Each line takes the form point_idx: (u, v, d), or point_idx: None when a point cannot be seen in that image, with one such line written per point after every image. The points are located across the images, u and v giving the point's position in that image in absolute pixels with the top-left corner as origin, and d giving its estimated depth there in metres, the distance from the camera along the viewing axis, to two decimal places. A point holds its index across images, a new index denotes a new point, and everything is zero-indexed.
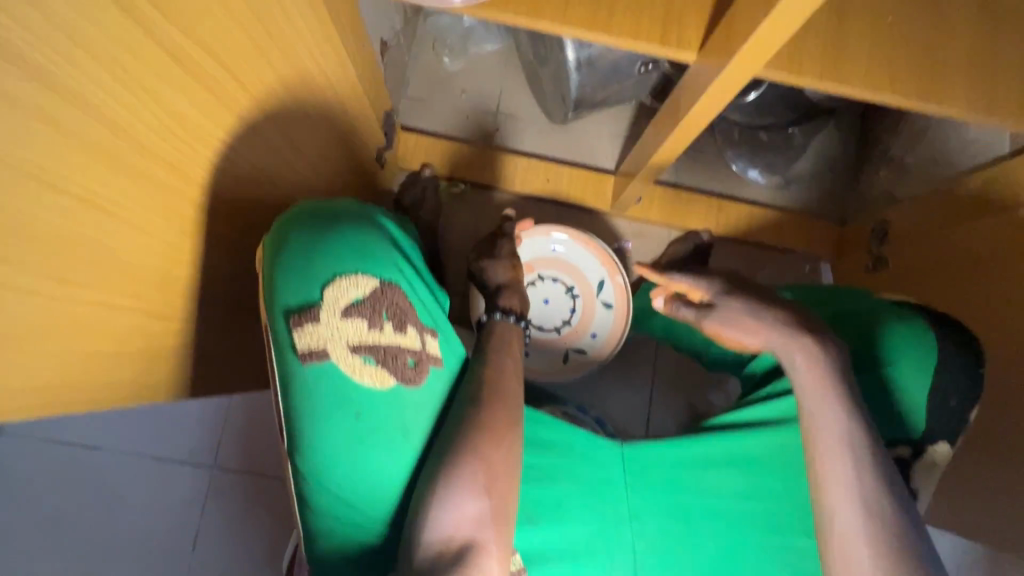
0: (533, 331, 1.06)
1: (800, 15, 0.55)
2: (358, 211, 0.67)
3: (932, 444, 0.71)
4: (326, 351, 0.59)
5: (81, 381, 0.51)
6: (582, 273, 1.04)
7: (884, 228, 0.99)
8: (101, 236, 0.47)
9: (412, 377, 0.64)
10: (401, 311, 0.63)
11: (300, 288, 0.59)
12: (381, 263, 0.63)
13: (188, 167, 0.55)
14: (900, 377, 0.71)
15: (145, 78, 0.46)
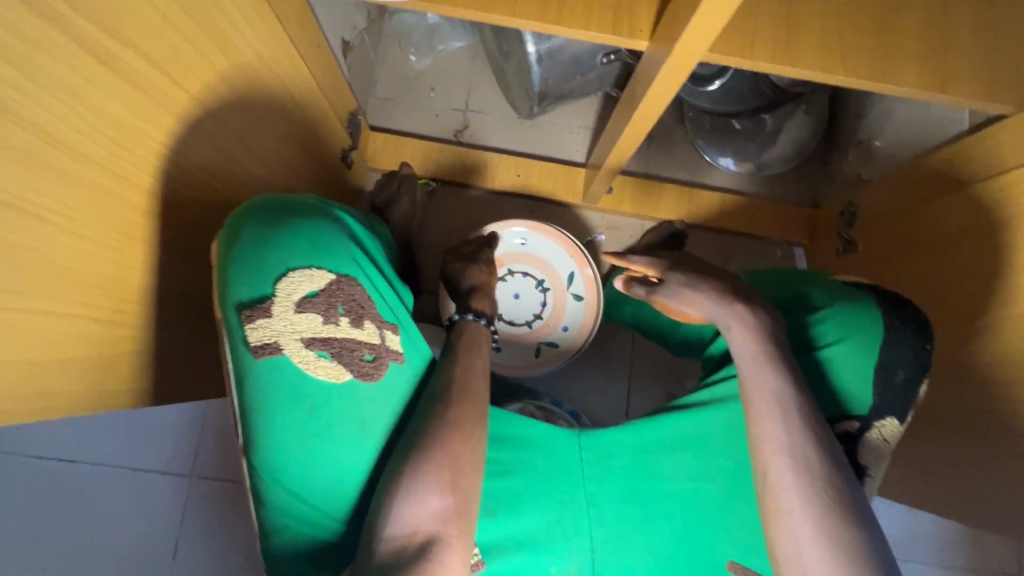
0: (502, 326, 0.93)
1: (728, 8, 0.51)
2: (316, 205, 0.60)
3: (879, 420, 0.61)
4: (279, 345, 0.53)
5: (24, 393, 0.45)
6: (553, 264, 0.93)
7: (852, 211, 0.99)
8: (20, 254, 0.41)
9: (370, 375, 0.57)
10: (359, 304, 0.56)
11: (247, 280, 0.53)
12: (333, 253, 0.56)
13: (133, 171, 0.49)
14: (836, 349, 0.62)
15: (57, 74, 0.39)
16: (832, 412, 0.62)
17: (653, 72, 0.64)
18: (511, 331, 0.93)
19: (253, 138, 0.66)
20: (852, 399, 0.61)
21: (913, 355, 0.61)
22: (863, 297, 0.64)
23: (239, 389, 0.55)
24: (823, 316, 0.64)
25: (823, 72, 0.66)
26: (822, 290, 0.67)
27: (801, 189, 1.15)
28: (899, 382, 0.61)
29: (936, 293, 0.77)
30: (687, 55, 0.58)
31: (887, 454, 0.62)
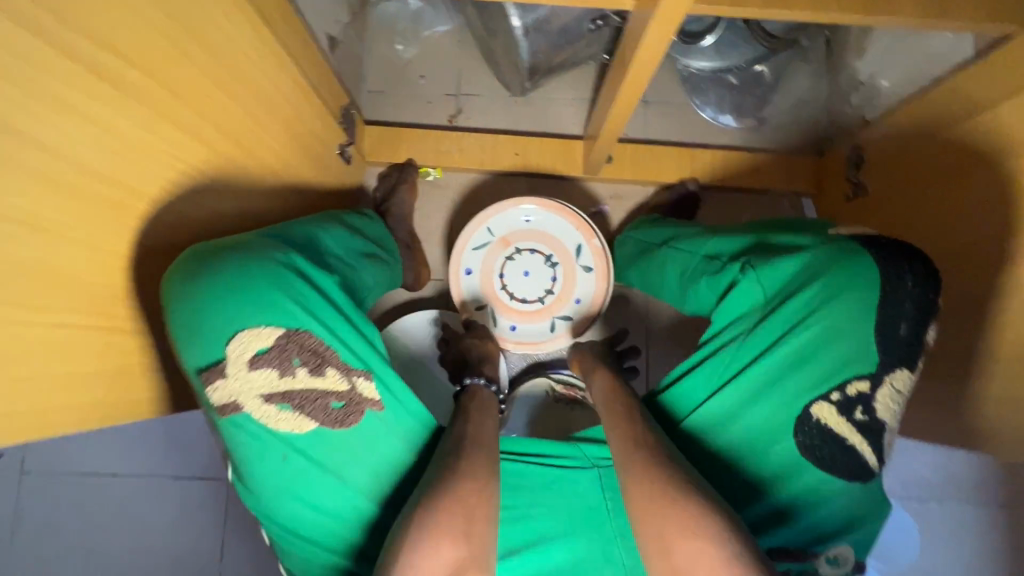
0: (516, 304, 0.94)
1: None
2: (251, 249, 0.60)
3: (890, 374, 0.59)
4: (238, 403, 0.57)
5: (55, 405, 0.47)
6: (560, 237, 0.93)
7: (858, 153, 0.97)
8: (38, 268, 0.42)
9: (341, 422, 0.59)
10: (317, 352, 0.58)
11: (199, 346, 0.56)
12: (280, 306, 0.57)
13: (139, 183, 0.50)
14: (840, 315, 0.59)
15: (61, 94, 0.40)
16: (835, 382, 0.59)
17: (642, 31, 0.63)
18: (524, 308, 0.93)
19: (253, 142, 0.67)
20: (857, 361, 0.59)
21: (917, 300, 0.59)
22: (851, 246, 0.62)
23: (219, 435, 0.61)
24: (825, 280, 0.61)
25: (815, 11, 0.65)
26: (823, 251, 0.63)
27: (803, 138, 1.13)
28: (903, 335, 0.59)
29: (948, 227, 0.76)
30: (674, 11, 0.58)
31: (906, 403, 0.61)
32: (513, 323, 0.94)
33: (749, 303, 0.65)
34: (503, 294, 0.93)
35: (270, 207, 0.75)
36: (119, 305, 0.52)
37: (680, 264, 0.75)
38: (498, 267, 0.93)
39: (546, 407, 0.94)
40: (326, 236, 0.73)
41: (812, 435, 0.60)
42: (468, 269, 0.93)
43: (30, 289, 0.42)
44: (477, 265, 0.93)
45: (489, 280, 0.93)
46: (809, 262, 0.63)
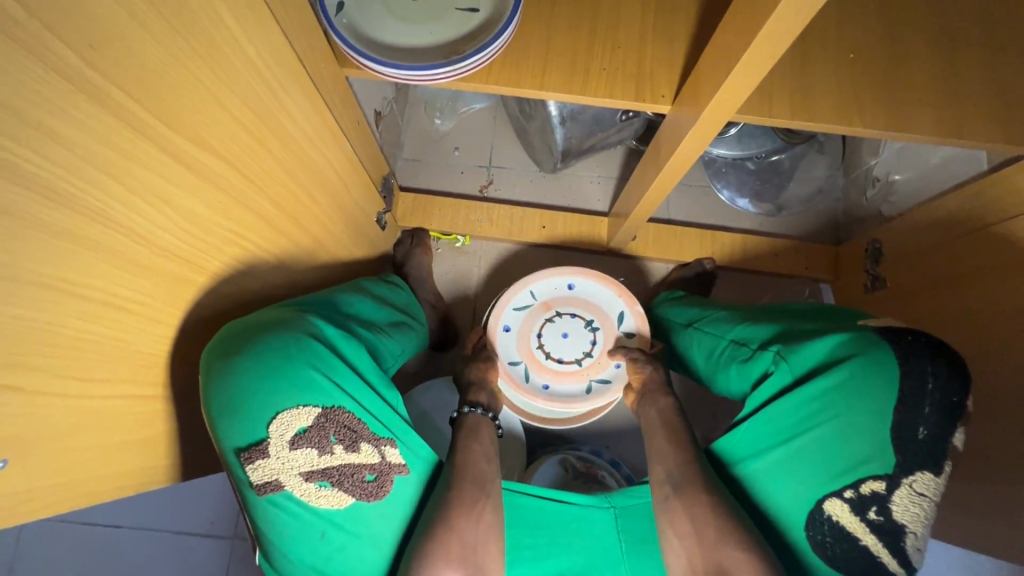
0: (552, 366, 0.86)
1: (749, 82, 0.54)
2: (277, 320, 0.62)
3: (910, 475, 0.55)
4: (279, 482, 0.58)
5: (96, 474, 0.47)
6: (604, 303, 0.88)
7: (876, 247, 1.00)
8: (102, 344, 0.43)
9: (375, 494, 0.61)
10: (351, 429, 0.59)
11: (239, 427, 0.57)
12: (297, 384, 0.58)
13: (204, 259, 0.53)
14: (854, 412, 0.57)
15: (156, 184, 0.43)
16: (848, 478, 0.56)
17: (680, 135, 0.67)
18: (561, 370, 0.86)
19: (306, 214, 0.70)
20: (871, 459, 0.56)
21: (938, 401, 0.55)
22: (871, 334, 0.60)
23: (250, 512, 0.61)
24: (843, 372, 0.58)
25: (840, 125, 0.69)
26: (841, 341, 0.60)
27: (822, 227, 1.17)
28: (923, 439, 0.55)
29: (955, 328, 0.78)
30: (713, 121, 0.62)
31: (933, 510, 0.56)
32: (547, 383, 0.85)
33: (779, 390, 0.63)
34: (539, 353, 0.86)
35: (309, 271, 0.77)
36: (163, 373, 0.53)
37: (708, 345, 0.75)
38: (537, 328, 0.87)
39: (562, 483, 0.87)
40: (349, 304, 0.75)
41: (824, 533, 0.58)
42: (505, 326, 0.87)
43: (100, 364, 0.44)
44: (515, 324, 0.88)
45: (526, 340, 0.87)
46: (834, 351, 0.60)
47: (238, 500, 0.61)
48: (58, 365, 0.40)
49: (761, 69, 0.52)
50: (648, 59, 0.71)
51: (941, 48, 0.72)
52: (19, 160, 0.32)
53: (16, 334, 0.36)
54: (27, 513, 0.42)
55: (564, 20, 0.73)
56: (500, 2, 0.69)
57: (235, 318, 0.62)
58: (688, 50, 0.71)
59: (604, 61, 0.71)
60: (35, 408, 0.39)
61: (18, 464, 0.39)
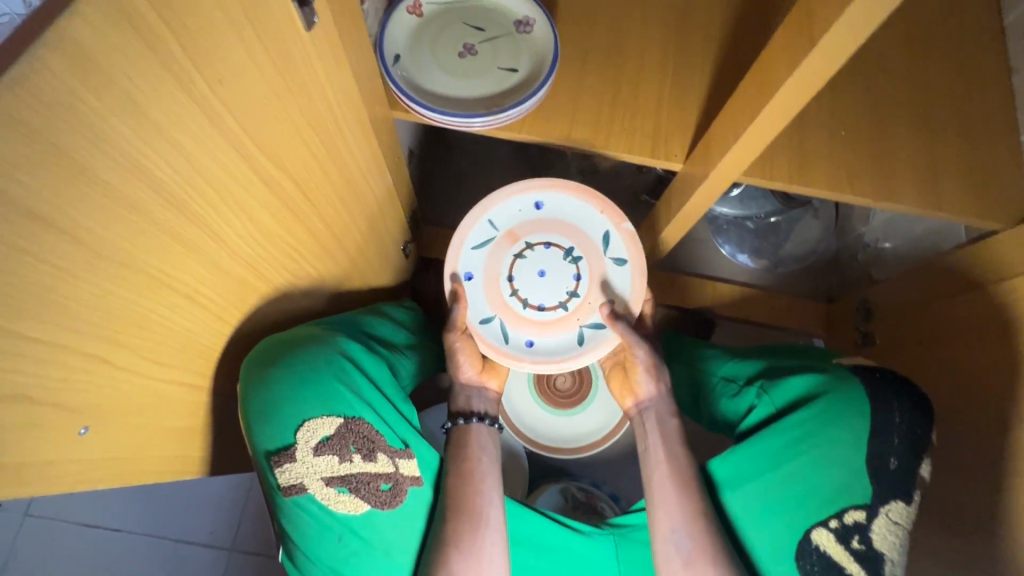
0: (530, 313, 0.75)
1: (756, 148, 0.62)
2: (309, 335, 0.67)
3: (886, 504, 0.62)
4: (303, 485, 0.61)
5: (148, 454, 0.51)
6: (581, 224, 0.77)
7: (866, 306, 1.06)
8: (174, 332, 0.48)
9: (389, 502, 0.64)
10: (369, 439, 0.63)
11: (272, 432, 0.61)
12: (325, 396, 0.63)
13: (263, 266, 0.59)
14: (836, 442, 0.64)
15: (242, 197, 0.50)
16: (834, 507, 0.63)
17: (690, 189, 0.75)
18: (543, 318, 0.75)
19: (348, 236, 0.77)
20: (851, 491, 0.63)
21: (905, 435, 0.63)
22: (844, 373, 0.68)
23: (276, 513, 0.65)
24: (823, 402, 0.66)
25: (830, 191, 0.79)
26: (819, 375, 0.69)
27: (817, 285, 1.24)
28: (894, 469, 0.63)
29: (936, 383, 0.84)
30: (722, 179, 0.69)
31: (907, 538, 0.63)
32: (530, 339, 0.75)
33: (764, 419, 0.70)
34: (513, 302, 0.76)
35: (341, 290, 0.83)
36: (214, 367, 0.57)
37: (696, 378, 0.81)
38: (506, 268, 0.77)
39: (560, 512, 0.90)
40: (372, 325, 0.80)
41: (812, 562, 0.63)
42: (468, 273, 0.77)
43: (171, 350, 0.49)
44: (480, 270, 0.77)
45: (496, 286, 0.76)
46: (815, 385, 0.68)
47: (267, 501, 0.65)
48: (142, 347, 0.45)
49: (767, 137, 0.60)
50: (665, 122, 0.80)
51: (924, 131, 0.81)
52: (153, 168, 0.39)
53: (118, 315, 0.41)
54: (88, 483, 0.46)
55: (593, 82, 0.82)
56: (537, 65, 0.79)
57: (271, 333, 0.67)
58: (699, 117, 0.81)
59: (626, 122, 0.81)
60: (118, 383, 0.44)
61: (93, 433, 0.44)
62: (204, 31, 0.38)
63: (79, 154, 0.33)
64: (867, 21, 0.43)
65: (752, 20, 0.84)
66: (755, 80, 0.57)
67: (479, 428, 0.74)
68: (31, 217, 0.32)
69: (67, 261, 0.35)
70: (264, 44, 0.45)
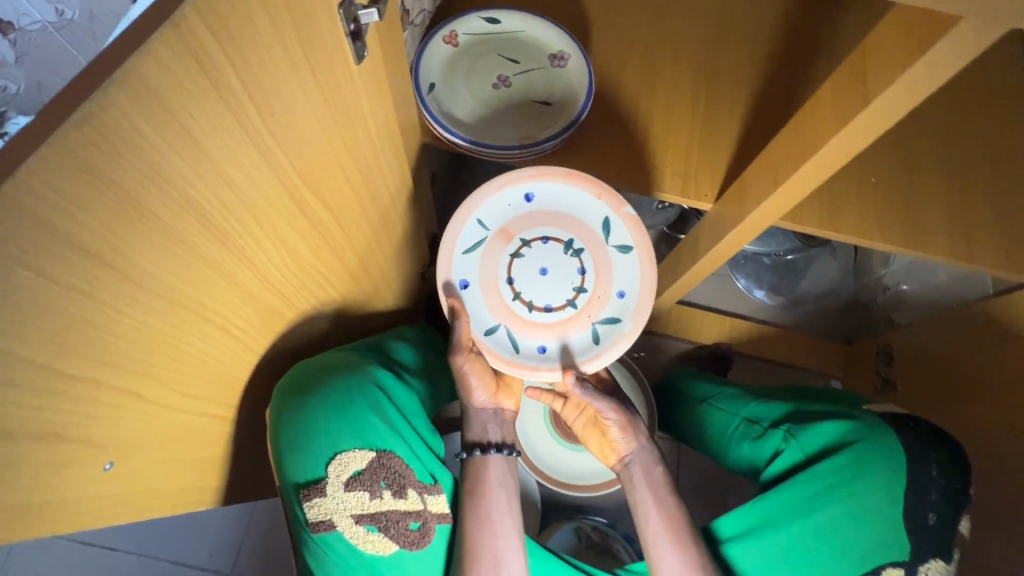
0: (537, 316, 0.71)
1: (797, 195, 0.61)
2: (342, 362, 0.65)
3: (925, 562, 0.61)
4: (331, 522, 0.59)
5: (165, 486, 0.49)
6: (575, 211, 0.71)
7: (887, 350, 1.06)
8: (203, 363, 0.47)
9: (417, 542, 0.62)
10: (400, 475, 0.61)
11: (303, 464, 0.59)
12: (358, 428, 0.61)
13: (291, 293, 0.57)
14: (870, 495, 0.62)
15: (279, 225, 0.49)
16: (870, 563, 0.62)
17: (722, 230, 0.74)
18: (550, 320, 0.71)
19: (374, 262, 0.75)
20: (888, 547, 0.62)
21: (945, 491, 0.62)
22: (877, 421, 0.67)
23: (301, 546, 0.63)
24: (853, 451, 0.64)
25: (861, 238, 0.78)
26: (849, 421, 0.67)
27: (835, 325, 1.23)
28: (933, 525, 0.62)
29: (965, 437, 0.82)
30: (757, 223, 0.68)
31: None
32: (542, 345, 0.71)
33: (790, 466, 0.68)
34: (517, 306, 0.71)
35: (361, 315, 0.81)
36: (235, 396, 0.56)
37: (719, 420, 0.79)
38: (504, 270, 0.71)
39: (574, 552, 0.88)
40: (400, 350, 0.78)
41: None
42: (464, 282, 0.71)
43: (197, 381, 0.47)
44: (476, 276, 0.71)
45: (496, 291, 0.71)
46: (845, 432, 0.66)
47: (292, 534, 0.63)
48: (170, 379, 0.43)
49: (810, 185, 0.59)
50: (697, 161, 0.80)
51: (957, 181, 0.80)
52: (202, 202, 0.38)
53: (154, 349, 0.40)
54: (104, 518, 0.44)
55: (626, 119, 0.82)
56: (570, 99, 0.79)
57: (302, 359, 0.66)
58: (733, 156, 0.80)
59: (658, 160, 0.80)
60: (144, 416, 0.42)
61: (115, 468, 0.42)
62: (262, 67, 0.38)
63: (135, 190, 0.32)
64: (923, 84, 0.43)
65: (793, 58, 0.82)
66: (800, 131, 0.57)
67: (495, 464, 0.69)
68: (84, 255, 0.31)
69: (114, 298, 0.34)
70: (315, 76, 0.44)
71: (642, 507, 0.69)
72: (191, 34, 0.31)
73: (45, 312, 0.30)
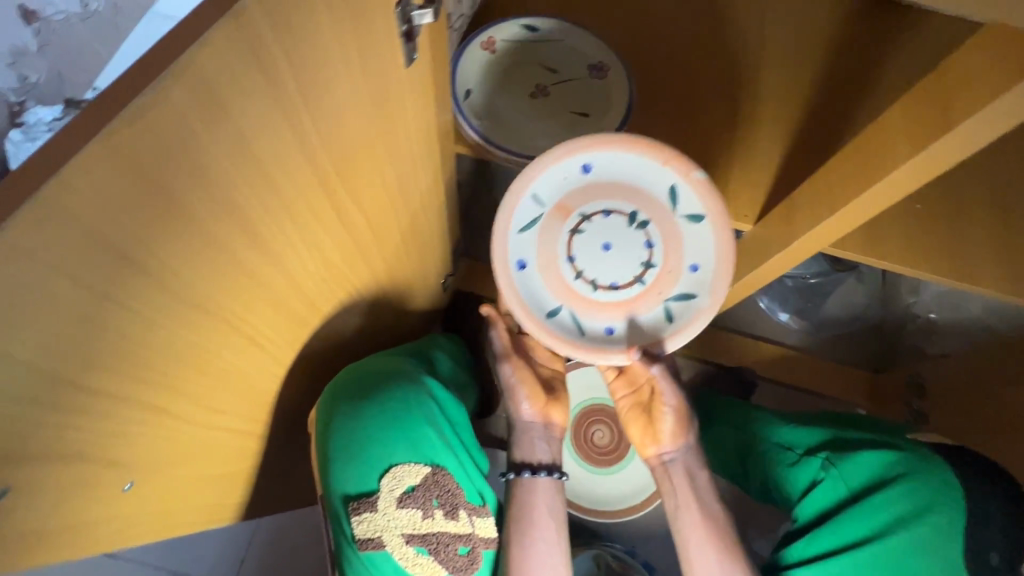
0: (602, 296, 0.59)
1: (859, 217, 0.57)
2: (397, 369, 0.62)
3: None
4: (381, 540, 0.54)
5: (174, 505, 0.45)
6: (642, 177, 0.57)
7: (919, 383, 1.03)
8: (228, 375, 0.44)
9: (465, 569, 0.57)
10: (453, 495, 0.56)
11: (354, 474, 0.55)
12: (414, 440, 0.56)
13: (319, 300, 0.53)
14: (920, 534, 0.53)
15: (313, 229, 0.45)
16: None
17: (766, 251, 0.70)
18: (619, 299, 0.59)
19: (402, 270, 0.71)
20: None
21: (1007, 527, 0.52)
22: (928, 452, 0.59)
23: (342, 562, 0.58)
24: (897, 484, 0.57)
25: (904, 265, 0.76)
26: (897, 452, 0.59)
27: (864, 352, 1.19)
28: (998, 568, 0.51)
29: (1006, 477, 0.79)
30: (808, 246, 0.64)
31: None
32: (611, 325, 0.59)
33: (831, 501, 0.61)
34: (580, 286, 0.59)
35: (384, 326, 0.76)
36: (254, 409, 0.51)
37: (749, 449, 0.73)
38: (564, 248, 0.59)
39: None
40: (443, 361, 0.75)
41: None
42: (520, 262, 0.59)
43: (218, 393, 0.43)
44: (534, 254, 0.59)
45: (556, 271, 0.59)
46: (893, 463, 0.59)
47: (335, 547, 0.58)
48: (191, 390, 0.39)
49: (875, 207, 0.55)
50: (741, 177, 0.76)
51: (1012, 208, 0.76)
52: (243, 204, 0.35)
53: (177, 358, 0.36)
54: (109, 540, 0.40)
55: (668, 131, 0.78)
56: (609, 110, 0.77)
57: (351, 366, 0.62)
58: (780, 172, 0.75)
59: None
60: (160, 431, 0.38)
61: (125, 488, 0.38)
62: (315, 62, 0.35)
63: (179, 190, 0.29)
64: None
65: (853, 67, 0.76)
66: (865, 153, 0.54)
67: (545, 489, 0.60)
68: (121, 260, 0.28)
69: (148, 307, 0.31)
70: (365, 69, 0.40)
71: (681, 515, 0.63)
72: (251, 24, 0.28)
73: (76, 323, 0.27)
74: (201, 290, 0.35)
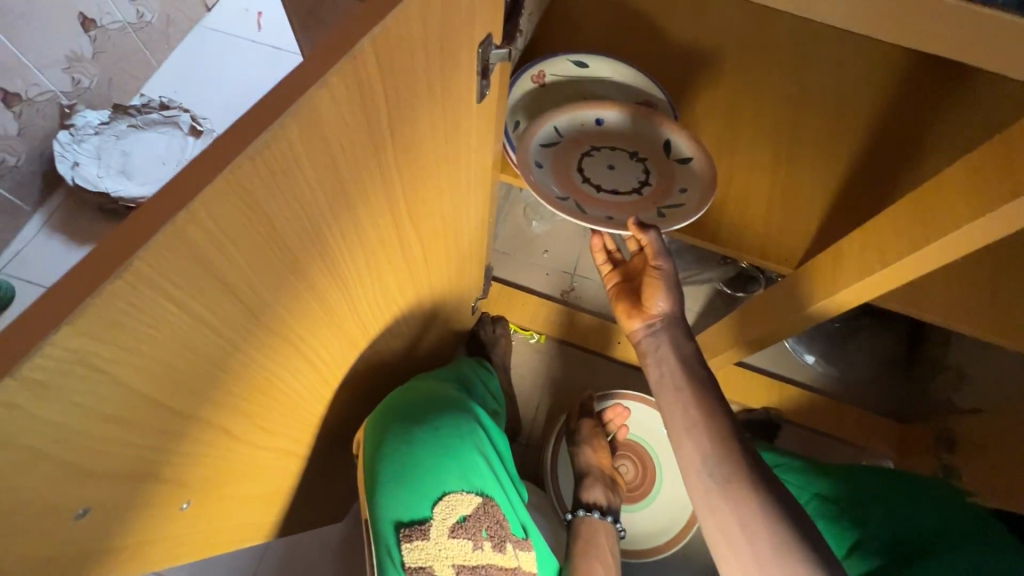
0: (604, 198, 0.65)
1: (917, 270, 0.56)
2: (446, 397, 0.63)
3: None
4: (431, 570, 0.52)
5: (214, 526, 0.44)
6: (644, 128, 0.69)
7: (949, 437, 1.01)
8: (282, 396, 0.43)
9: None
10: (501, 527, 0.56)
11: (405, 499, 0.54)
12: (466, 468, 0.56)
13: (369, 323, 0.53)
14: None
15: (377, 255, 0.45)
16: None
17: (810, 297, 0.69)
18: (618, 202, 0.65)
19: (442, 294, 0.71)
20: None
21: None
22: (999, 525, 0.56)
23: None
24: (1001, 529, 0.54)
25: (943, 318, 0.75)
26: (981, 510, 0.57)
27: (892, 402, 1.16)
28: None
29: None
30: (859, 295, 0.63)
31: None
32: (610, 215, 0.64)
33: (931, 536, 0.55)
34: (585, 188, 0.65)
35: (418, 349, 0.75)
36: (296, 431, 0.50)
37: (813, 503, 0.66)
38: (575, 163, 0.67)
39: None
40: (483, 390, 0.74)
41: None
42: (538, 162, 0.65)
43: (270, 415, 0.43)
44: (550, 162, 0.66)
45: (567, 175, 0.66)
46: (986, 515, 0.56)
47: None
48: (250, 413, 0.39)
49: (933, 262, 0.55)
50: (787, 220, 0.75)
51: None
52: (327, 234, 0.35)
53: (243, 380, 0.35)
54: (153, 561, 0.39)
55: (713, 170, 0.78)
56: None
57: (399, 391, 0.62)
58: (825, 220, 0.75)
59: (744, 216, 0.76)
60: (218, 453, 0.37)
61: (176, 510, 0.37)
62: (406, 100, 0.36)
63: (277, 218, 0.30)
64: None
65: (896, 123, 0.77)
66: (921, 209, 0.54)
67: (605, 527, 0.68)
68: (220, 287, 0.28)
69: (234, 333, 0.31)
70: (446, 102, 0.40)
71: (664, 383, 0.57)
72: (363, 67, 0.29)
73: (176, 348, 0.27)
74: (275, 314, 0.35)
